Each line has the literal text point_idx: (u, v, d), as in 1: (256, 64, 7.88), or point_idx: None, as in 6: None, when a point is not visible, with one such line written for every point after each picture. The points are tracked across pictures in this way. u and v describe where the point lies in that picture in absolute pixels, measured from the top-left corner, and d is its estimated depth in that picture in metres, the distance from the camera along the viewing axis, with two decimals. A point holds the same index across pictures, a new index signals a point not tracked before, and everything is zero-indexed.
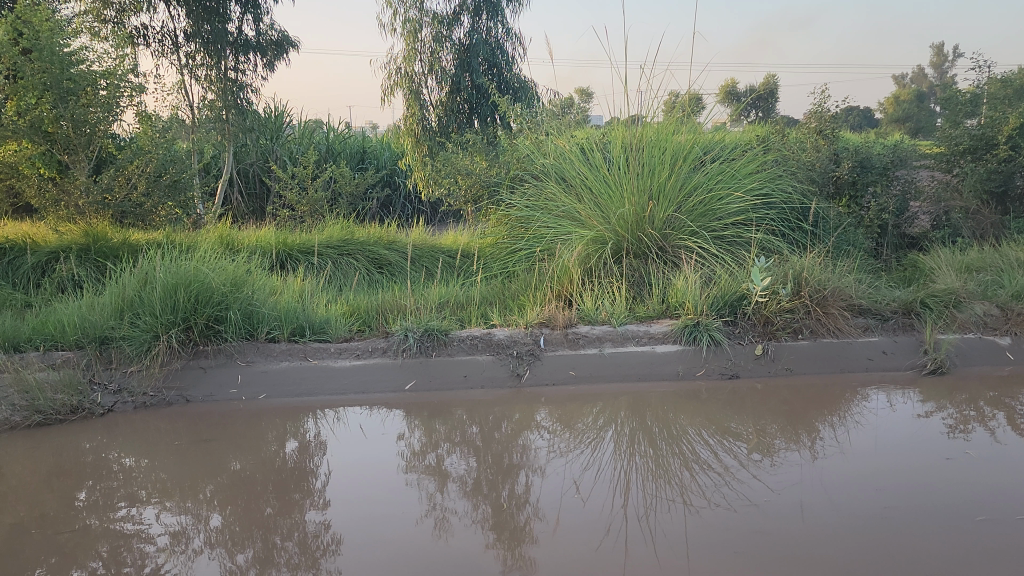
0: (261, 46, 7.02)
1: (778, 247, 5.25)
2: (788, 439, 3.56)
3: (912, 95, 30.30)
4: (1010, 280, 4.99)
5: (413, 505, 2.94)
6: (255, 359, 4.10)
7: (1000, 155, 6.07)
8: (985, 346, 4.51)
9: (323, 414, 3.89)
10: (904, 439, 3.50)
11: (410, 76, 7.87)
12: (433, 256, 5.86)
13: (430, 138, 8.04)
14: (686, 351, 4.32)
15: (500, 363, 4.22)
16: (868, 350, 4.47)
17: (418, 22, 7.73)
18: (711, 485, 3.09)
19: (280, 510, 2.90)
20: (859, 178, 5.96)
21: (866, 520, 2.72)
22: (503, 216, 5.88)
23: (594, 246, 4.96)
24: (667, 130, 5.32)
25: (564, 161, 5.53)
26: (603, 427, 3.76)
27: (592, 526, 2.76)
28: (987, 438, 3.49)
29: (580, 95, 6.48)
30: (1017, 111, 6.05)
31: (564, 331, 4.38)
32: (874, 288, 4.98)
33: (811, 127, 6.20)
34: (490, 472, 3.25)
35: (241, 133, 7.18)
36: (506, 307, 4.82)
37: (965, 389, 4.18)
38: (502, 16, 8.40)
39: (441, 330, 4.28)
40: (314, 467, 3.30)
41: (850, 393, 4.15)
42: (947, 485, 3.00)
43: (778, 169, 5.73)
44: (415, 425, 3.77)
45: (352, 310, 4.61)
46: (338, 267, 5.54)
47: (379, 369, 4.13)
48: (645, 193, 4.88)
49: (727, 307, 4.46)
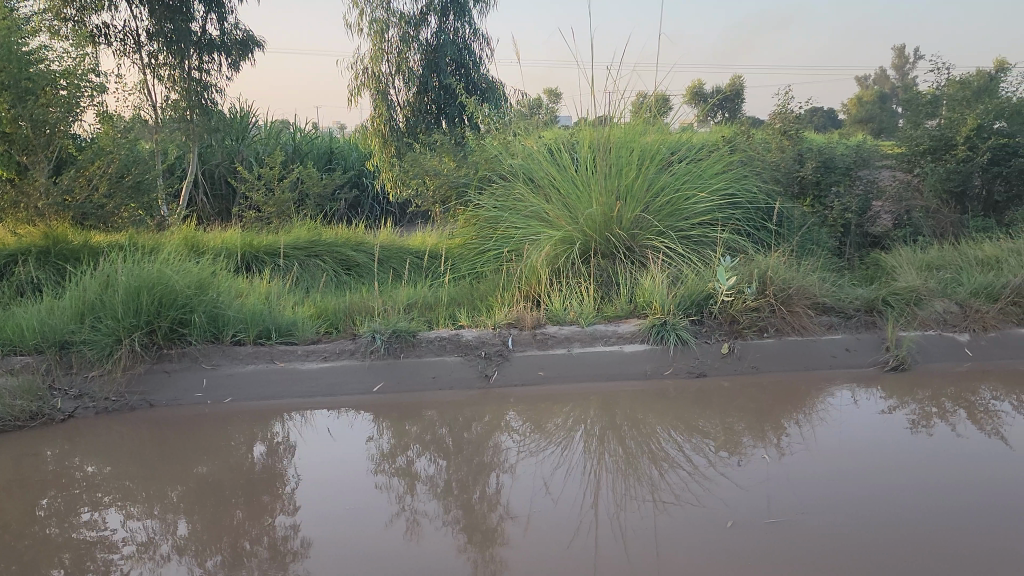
0: (226, 46, 6.92)
1: (743, 247, 5.29)
2: (755, 437, 3.60)
3: (877, 95, 30.57)
4: (969, 278, 5.09)
5: (384, 508, 2.93)
6: (220, 362, 4.04)
7: (959, 156, 6.19)
8: (944, 342, 4.60)
9: (290, 417, 3.86)
10: (868, 434, 3.56)
11: (376, 77, 7.84)
12: (401, 257, 5.82)
13: (398, 139, 8.02)
14: (654, 350, 4.34)
15: (469, 365, 4.21)
16: (832, 347, 4.52)
17: (385, 22, 7.72)
18: (679, 483, 3.12)
19: (249, 514, 2.87)
20: (822, 179, 6.04)
21: (840, 518, 2.74)
22: (471, 217, 5.86)
23: (562, 246, 4.97)
24: (634, 130, 5.35)
25: (531, 161, 5.54)
26: (573, 427, 3.77)
27: (562, 526, 2.76)
28: (949, 433, 3.56)
29: (547, 95, 6.52)
30: (976, 111, 6.19)
31: (532, 331, 4.39)
32: (837, 287, 5.05)
33: (777, 127, 6.28)
34: (461, 473, 3.25)
35: (206, 133, 7.09)
36: (474, 307, 4.81)
37: (927, 385, 4.25)
38: (468, 16, 8.33)
39: (409, 331, 4.25)
40: (283, 470, 3.27)
41: (815, 390, 4.20)
42: (917, 483, 3.02)
43: (744, 169, 5.78)
44: (385, 427, 3.75)
45: (319, 312, 4.57)
46: (305, 270, 5.50)
47: (348, 371, 4.10)
48: (613, 194, 4.91)
49: (694, 307, 4.50)
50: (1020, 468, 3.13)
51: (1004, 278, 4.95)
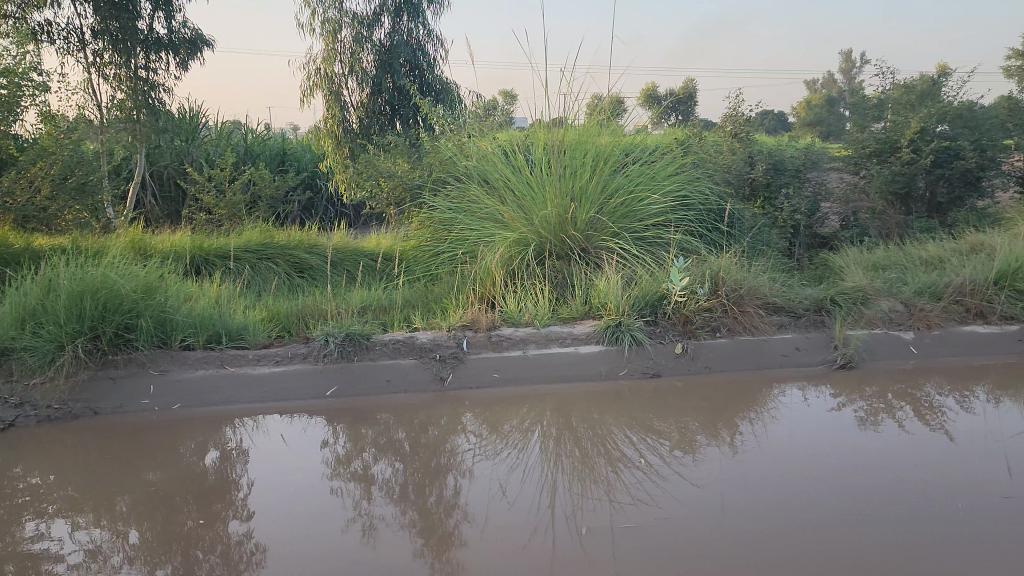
0: (173, 44, 6.79)
1: (696, 248, 5.35)
2: (709, 435, 3.64)
3: (824, 100, 31.11)
4: (913, 277, 5.22)
5: (340, 512, 2.91)
6: (168, 367, 3.96)
7: (903, 158, 6.38)
8: (890, 340, 4.71)
9: (242, 423, 3.80)
10: (819, 431, 3.63)
11: (329, 77, 7.77)
12: (354, 260, 5.77)
13: (352, 140, 7.94)
14: (609, 351, 4.36)
15: (424, 367, 4.19)
16: (783, 346, 4.59)
17: (338, 22, 7.66)
18: (634, 483, 3.14)
19: (201, 522, 2.82)
20: (773, 180, 6.17)
21: (810, 520, 2.74)
22: (425, 219, 5.81)
23: (516, 248, 4.97)
24: (589, 131, 5.37)
25: (486, 162, 5.52)
26: (529, 429, 3.77)
27: (519, 527, 2.77)
28: (896, 429, 3.64)
29: (502, 96, 6.51)
30: (919, 115, 6.39)
31: (487, 333, 4.40)
32: (787, 287, 5.13)
33: (727, 130, 6.66)
34: (418, 476, 3.23)
35: (154, 133, 6.94)
36: (429, 309, 4.79)
37: (874, 382, 4.35)
38: (423, 17, 8.30)
39: (363, 334, 4.22)
40: (236, 477, 3.22)
41: (767, 389, 4.27)
42: (882, 482, 3.05)
43: (696, 171, 5.83)
44: (339, 432, 3.71)
45: (270, 316, 4.51)
46: (256, 273, 5.42)
47: (301, 376, 4.05)
48: (568, 195, 4.93)
49: (648, 307, 4.55)
50: (961, 463, 3.22)
51: (946, 278, 5.10)
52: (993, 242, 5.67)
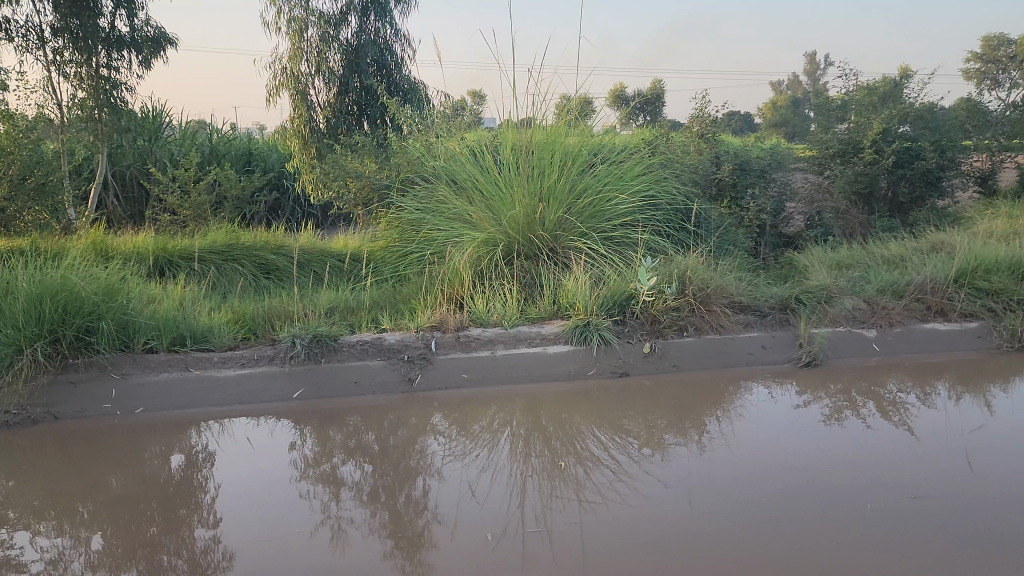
0: (136, 43, 6.68)
1: (664, 248, 5.38)
2: (677, 434, 3.66)
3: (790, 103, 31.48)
4: (876, 276, 5.30)
5: (308, 516, 2.88)
6: (131, 371, 3.90)
7: (866, 158, 6.49)
8: (854, 338, 4.78)
9: (207, 426, 3.75)
10: (786, 428, 3.67)
11: (295, 77, 7.70)
12: (321, 260, 5.73)
13: (318, 140, 7.88)
14: (578, 350, 4.37)
15: (392, 368, 4.17)
16: (749, 345, 4.63)
17: (304, 21, 7.56)
18: (604, 482, 3.15)
19: (166, 527, 2.78)
20: (739, 180, 6.25)
21: (779, 517, 2.76)
22: (394, 219, 5.78)
23: (485, 248, 4.96)
24: (557, 131, 5.38)
25: (454, 163, 5.51)
26: (499, 429, 3.77)
27: (490, 528, 2.76)
28: (861, 426, 3.69)
29: (472, 96, 6.40)
30: (881, 116, 6.52)
31: (455, 334, 4.39)
32: (752, 286, 5.18)
33: (694, 130, 6.72)
34: (388, 478, 3.22)
35: (115, 133, 6.83)
36: (397, 310, 4.76)
37: (838, 379, 4.41)
38: (390, 17, 8.26)
39: (330, 336, 4.17)
40: (201, 481, 3.18)
41: (734, 387, 4.31)
42: (848, 479, 3.08)
43: (664, 171, 5.87)
44: (307, 434, 3.68)
45: (236, 318, 4.45)
46: (221, 274, 5.35)
47: (266, 379, 4.01)
48: (536, 195, 4.94)
49: (616, 307, 4.56)
50: (922, 458, 3.28)
51: (907, 277, 5.19)
52: (953, 241, 5.78)
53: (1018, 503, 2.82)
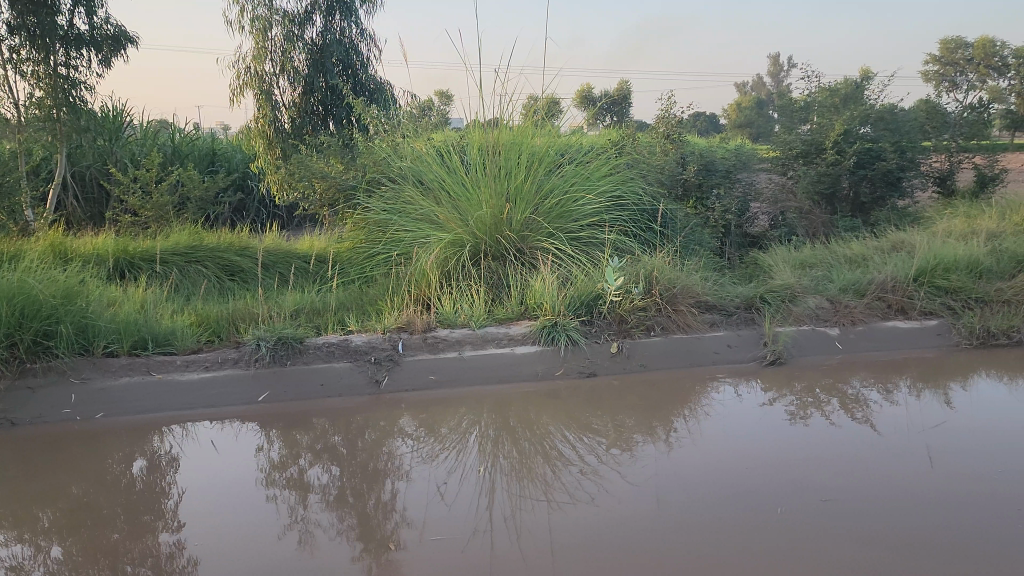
0: (96, 41, 6.56)
1: (631, 248, 5.41)
2: (644, 433, 3.68)
3: (754, 103, 31.86)
4: (838, 275, 5.38)
5: (275, 520, 2.85)
6: (91, 375, 3.82)
7: (828, 159, 6.60)
8: (818, 337, 4.84)
9: (170, 431, 3.70)
10: (752, 427, 3.70)
11: (259, 77, 7.60)
12: (287, 261, 5.65)
13: (283, 140, 7.79)
14: (546, 351, 4.38)
15: (358, 370, 4.14)
16: (715, 344, 4.67)
17: (268, 20, 7.47)
18: (572, 482, 3.16)
19: (129, 534, 2.73)
20: (705, 181, 6.33)
21: (750, 516, 2.77)
22: (360, 220, 5.73)
23: (452, 249, 4.96)
24: (524, 132, 5.39)
25: (421, 163, 5.48)
26: (467, 430, 3.76)
27: (458, 530, 2.75)
28: (824, 423, 3.74)
29: (439, 96, 6.39)
30: (842, 117, 6.61)
31: (423, 335, 4.37)
32: (718, 285, 5.23)
33: (659, 131, 6.73)
34: (356, 480, 3.19)
35: (75, 132, 6.70)
36: (364, 311, 4.73)
37: (803, 377, 4.46)
38: (356, 17, 8.20)
39: (296, 338, 4.13)
40: (166, 487, 3.13)
41: (700, 386, 4.34)
42: (813, 476, 3.12)
43: (630, 172, 5.90)
44: (273, 437, 3.64)
45: (199, 321, 4.37)
46: (184, 276, 5.27)
47: (230, 382, 3.95)
48: (503, 196, 4.94)
49: (583, 307, 4.58)
50: (885, 454, 3.33)
51: (869, 276, 5.27)
52: (913, 241, 5.88)
53: (983, 500, 2.86)
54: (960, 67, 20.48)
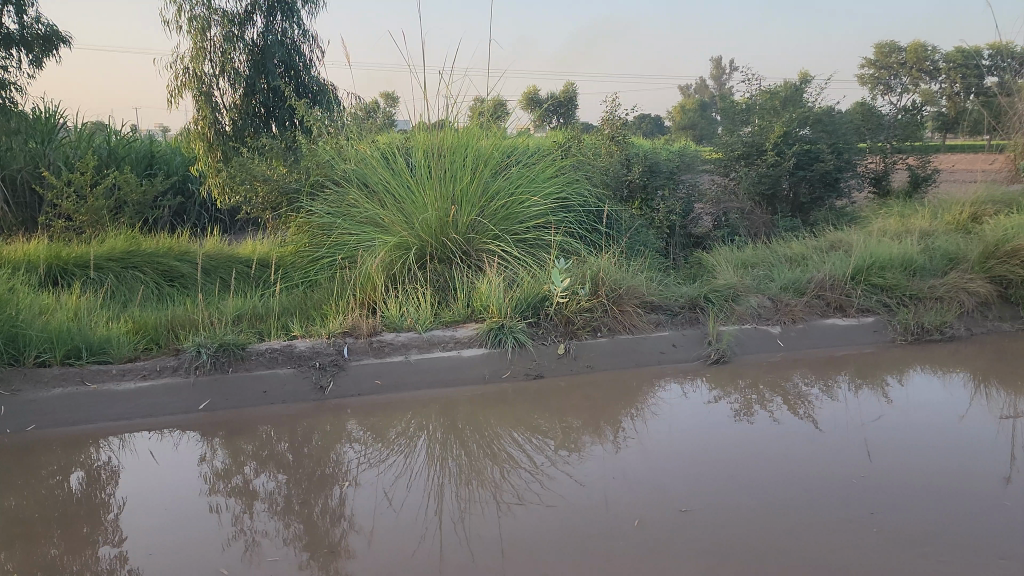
0: (26, 40, 6.37)
1: (576, 249, 5.44)
2: (592, 434, 3.70)
3: (696, 105, 32.37)
4: (779, 274, 5.48)
5: (219, 530, 2.79)
6: (22, 386, 3.70)
7: (768, 160, 6.74)
8: (760, 335, 4.93)
9: (107, 442, 3.59)
10: (697, 425, 3.75)
11: (198, 77, 7.46)
12: (228, 266, 5.52)
13: (224, 143, 7.67)
14: (492, 353, 4.37)
15: (302, 376, 4.07)
16: (660, 344, 4.72)
17: (206, 19, 7.34)
18: (521, 483, 3.16)
19: (67, 549, 2.64)
20: (650, 182, 6.33)
21: (705, 513, 2.80)
22: (304, 223, 5.66)
23: (397, 252, 4.92)
24: (469, 134, 5.38)
25: (366, 166, 5.42)
26: (415, 434, 3.74)
27: (408, 534, 2.73)
28: (768, 419, 3.81)
29: (386, 99, 6.26)
30: (782, 120, 6.76)
31: (368, 339, 4.32)
32: (662, 286, 5.28)
33: (604, 133, 6.76)
34: (303, 487, 3.14)
35: (4, 134, 6.47)
36: (308, 316, 4.66)
37: (746, 375, 4.54)
38: (297, 17, 8.06)
39: (237, 344, 4.05)
40: (105, 499, 3.04)
41: (647, 385, 4.38)
42: (755, 471, 3.18)
43: (575, 173, 5.92)
44: (216, 446, 3.56)
45: (136, 328, 4.25)
46: (121, 282, 5.11)
47: (170, 391, 3.86)
48: (448, 198, 4.92)
49: (530, 309, 4.58)
50: (824, 448, 3.41)
51: (809, 275, 5.38)
52: (850, 240, 6.02)
53: (929, 493, 2.93)
54: (891, 68, 21.08)
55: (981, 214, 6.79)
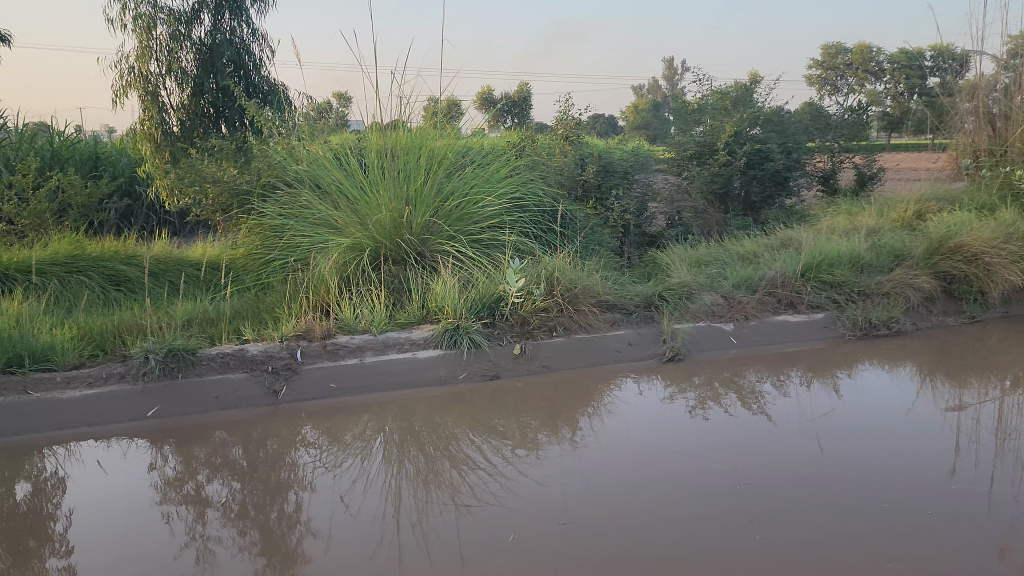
0: None
1: (531, 249, 5.44)
2: (549, 433, 3.71)
3: (649, 106, 32.72)
4: (732, 272, 5.55)
5: (171, 539, 2.73)
6: None
7: (720, 160, 6.83)
8: (714, 332, 4.99)
9: (52, 452, 3.49)
10: (653, 422, 3.78)
11: (145, 77, 7.31)
12: (178, 269, 5.40)
13: (172, 144, 7.53)
14: (448, 354, 4.35)
15: (255, 381, 4.01)
16: (615, 342, 4.75)
17: (153, 18, 7.20)
18: (480, 484, 3.15)
19: (12, 563, 2.56)
20: (604, 182, 6.41)
21: (673, 514, 2.78)
22: (255, 225, 5.57)
23: (351, 254, 4.88)
24: (423, 134, 5.35)
25: (318, 167, 5.36)
26: (371, 437, 3.70)
27: (365, 538, 2.70)
28: (723, 415, 3.86)
29: (338, 99, 6.21)
30: (733, 120, 6.86)
31: (322, 342, 4.27)
32: (617, 285, 5.32)
33: (558, 133, 6.69)
34: (258, 493, 3.09)
35: None
36: (260, 319, 4.59)
37: (701, 372, 4.59)
38: (246, 15, 7.90)
39: (187, 349, 3.97)
40: (52, 511, 2.96)
41: (603, 384, 4.40)
42: (713, 466, 3.21)
43: (529, 174, 5.93)
44: (167, 453, 3.49)
45: (81, 334, 4.14)
46: (65, 288, 4.97)
47: (117, 398, 3.77)
48: (402, 199, 4.90)
49: (485, 309, 4.59)
50: (779, 442, 3.47)
51: (760, 272, 5.46)
52: (800, 238, 6.13)
53: (891, 488, 2.96)
54: (838, 69, 21.51)
55: (925, 211, 6.97)
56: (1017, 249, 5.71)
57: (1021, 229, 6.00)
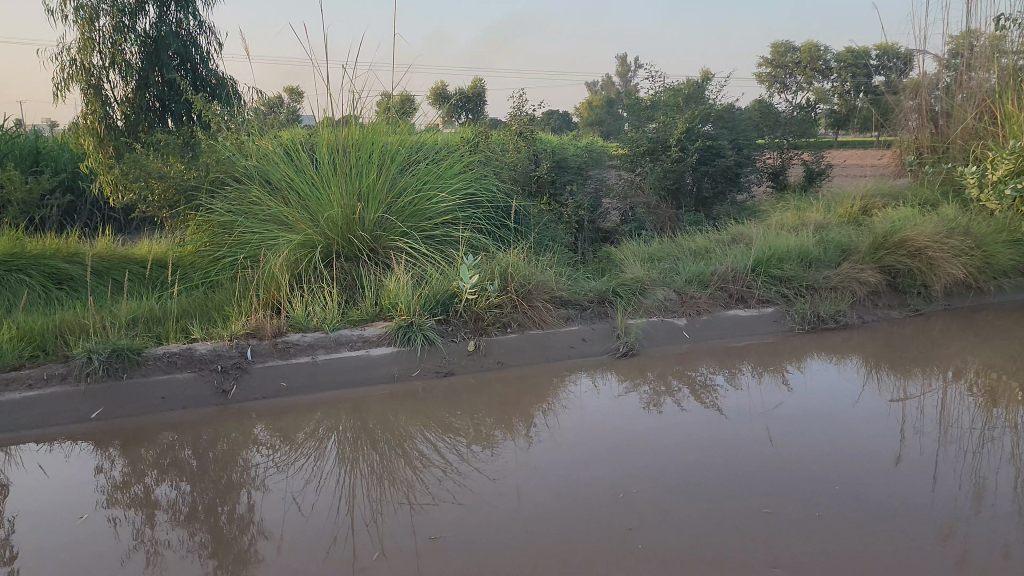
0: None
1: (485, 245, 5.43)
2: (504, 430, 3.70)
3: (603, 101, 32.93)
4: (684, 267, 5.60)
5: (119, 543, 2.66)
6: None
7: (673, 156, 6.89)
8: (666, 327, 5.04)
9: None
10: (607, 417, 3.79)
11: (87, 69, 7.13)
12: (122, 266, 5.27)
13: (116, 138, 7.37)
14: (401, 352, 4.32)
15: (203, 381, 3.93)
16: (569, 338, 4.76)
17: (95, 9, 7.03)
18: (435, 481, 3.13)
19: None
20: (558, 178, 6.44)
21: (631, 511, 2.78)
22: (203, 221, 5.46)
23: (302, 251, 4.81)
24: (375, 129, 5.29)
25: (268, 163, 5.28)
26: (324, 436, 3.66)
27: (319, 538, 2.66)
28: (676, 409, 3.89)
29: (290, 94, 6.09)
30: (684, 116, 6.93)
31: (273, 341, 4.21)
32: (571, 280, 5.34)
33: (512, 128, 6.58)
34: (208, 494, 3.03)
35: None
36: (209, 318, 4.50)
37: (654, 367, 4.63)
38: (192, 7, 7.73)
39: (132, 349, 3.87)
40: None
41: (557, 380, 4.41)
42: (667, 460, 3.24)
43: (483, 170, 5.91)
44: (113, 455, 3.40)
45: (21, 334, 4.02)
46: (4, 287, 4.81)
47: (60, 400, 3.67)
48: (354, 195, 4.84)
49: (439, 306, 4.57)
50: (731, 435, 3.51)
51: (712, 267, 5.52)
52: (750, 234, 6.21)
53: (842, 479, 3.00)
54: (787, 66, 21.87)
55: (870, 207, 7.12)
56: (958, 243, 5.87)
57: (962, 224, 6.16)
